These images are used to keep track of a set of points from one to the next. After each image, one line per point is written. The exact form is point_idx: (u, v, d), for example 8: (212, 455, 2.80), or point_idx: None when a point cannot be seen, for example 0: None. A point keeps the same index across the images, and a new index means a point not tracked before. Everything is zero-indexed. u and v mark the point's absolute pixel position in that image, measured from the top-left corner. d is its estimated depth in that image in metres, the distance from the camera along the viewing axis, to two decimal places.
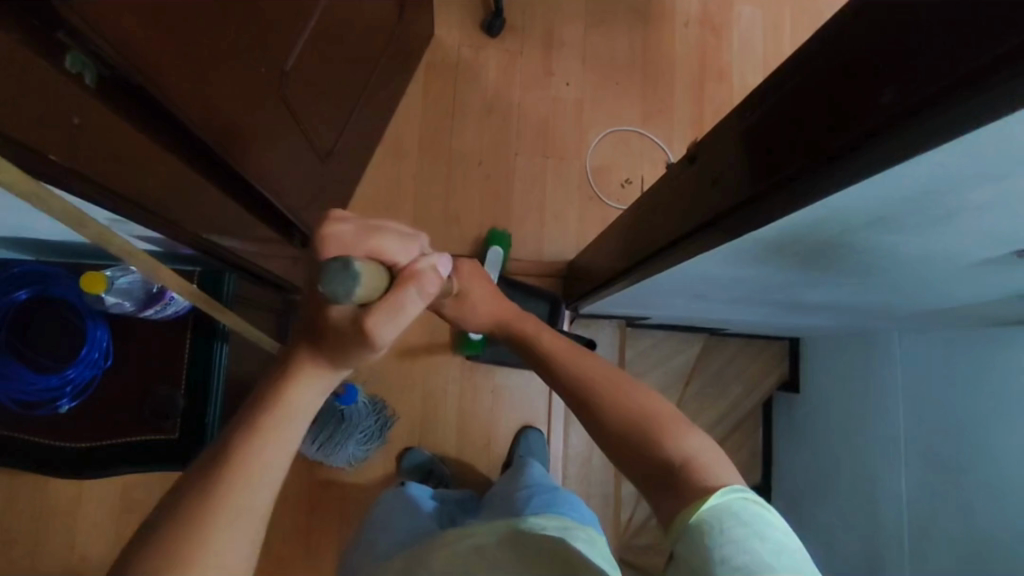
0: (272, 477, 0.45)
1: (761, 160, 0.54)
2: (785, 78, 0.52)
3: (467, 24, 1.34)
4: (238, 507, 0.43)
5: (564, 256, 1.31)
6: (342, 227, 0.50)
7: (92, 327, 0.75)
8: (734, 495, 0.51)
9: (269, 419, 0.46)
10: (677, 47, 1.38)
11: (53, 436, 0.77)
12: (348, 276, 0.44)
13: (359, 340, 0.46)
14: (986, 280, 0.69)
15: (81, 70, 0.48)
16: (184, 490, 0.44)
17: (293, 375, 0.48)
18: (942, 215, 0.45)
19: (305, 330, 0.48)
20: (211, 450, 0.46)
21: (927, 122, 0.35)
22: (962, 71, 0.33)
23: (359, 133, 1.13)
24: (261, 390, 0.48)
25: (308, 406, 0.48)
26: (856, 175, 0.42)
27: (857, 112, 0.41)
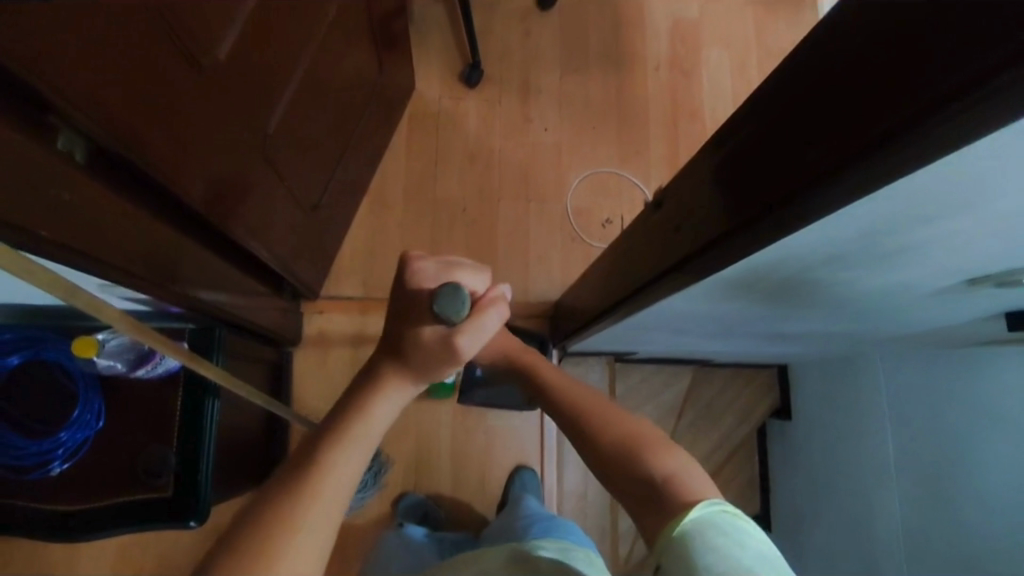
0: (350, 480, 0.47)
1: (718, 206, 0.55)
2: (737, 128, 0.54)
3: (446, 76, 1.39)
4: (325, 499, 0.44)
5: (550, 295, 1.33)
6: (425, 265, 0.59)
7: (86, 389, 0.77)
8: (714, 507, 0.52)
9: (353, 429, 0.49)
10: (649, 90, 1.43)
11: (40, 501, 0.75)
12: (457, 299, 0.54)
13: (449, 354, 0.55)
14: (954, 305, 0.71)
15: (72, 147, 0.51)
16: (273, 482, 0.46)
17: (380, 389, 0.52)
18: (890, 251, 0.48)
19: (390, 348, 0.54)
20: (300, 448, 0.49)
21: (842, 182, 0.37)
22: (867, 138, 0.34)
23: (345, 184, 1.16)
24: (342, 404, 0.52)
25: (384, 421, 0.51)
26: (794, 225, 0.44)
27: (791, 163, 0.43)
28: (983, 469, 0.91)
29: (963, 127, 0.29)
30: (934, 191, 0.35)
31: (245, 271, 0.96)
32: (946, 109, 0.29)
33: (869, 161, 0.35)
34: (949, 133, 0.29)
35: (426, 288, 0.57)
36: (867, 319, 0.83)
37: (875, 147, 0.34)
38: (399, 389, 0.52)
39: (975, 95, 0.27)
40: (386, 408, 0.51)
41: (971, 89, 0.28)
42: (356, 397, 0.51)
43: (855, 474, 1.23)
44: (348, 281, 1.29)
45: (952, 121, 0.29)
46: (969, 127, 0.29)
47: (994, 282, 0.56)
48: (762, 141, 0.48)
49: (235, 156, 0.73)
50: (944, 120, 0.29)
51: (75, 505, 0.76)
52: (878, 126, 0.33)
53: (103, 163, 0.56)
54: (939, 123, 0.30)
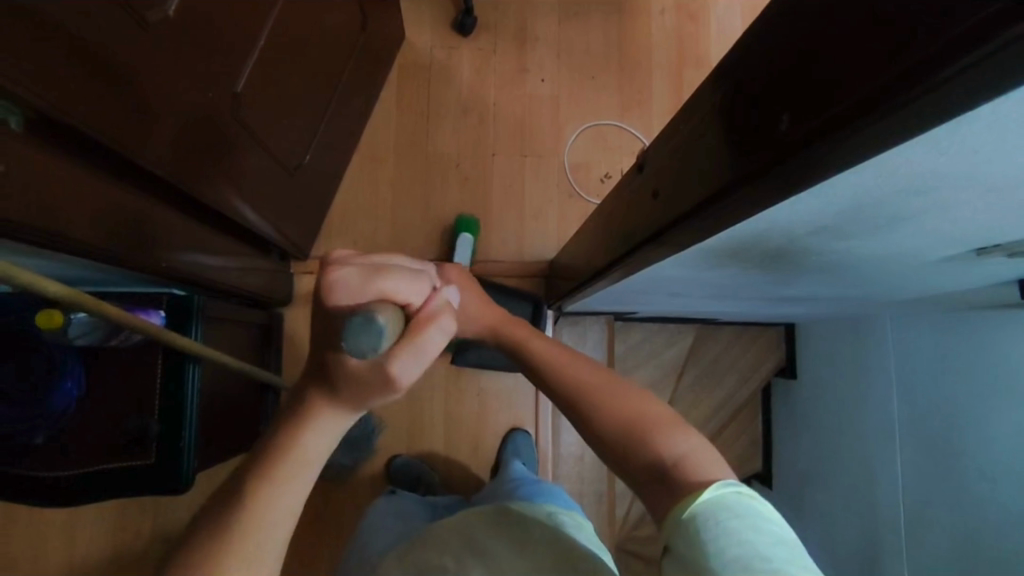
0: (282, 519, 0.49)
1: (693, 174, 0.51)
2: (713, 87, 0.47)
3: (438, 24, 1.32)
4: (254, 547, 0.48)
5: (546, 255, 1.29)
6: (344, 272, 0.47)
7: (66, 359, 0.74)
8: (729, 488, 0.49)
9: (280, 470, 0.49)
10: (653, 36, 1.35)
11: (29, 469, 0.74)
12: (372, 330, 0.42)
13: (378, 382, 0.45)
14: (963, 273, 0.66)
15: (7, 116, 0.49)
16: (210, 521, 0.49)
17: (307, 423, 0.49)
18: (884, 221, 0.44)
19: (318, 372, 0.48)
20: (236, 485, 0.50)
21: (827, 153, 0.33)
22: (843, 106, 0.31)
23: (331, 141, 1.12)
24: (278, 432, 0.50)
25: (319, 450, 0.50)
26: (767, 202, 0.41)
27: (770, 126, 0.38)
28: (984, 439, 0.88)
29: (951, 97, 0.25)
30: (923, 163, 0.31)
31: (225, 237, 0.94)
32: (929, 79, 0.25)
33: (848, 133, 0.31)
34: (935, 104, 0.25)
35: (349, 304, 0.45)
36: (869, 285, 0.79)
37: (858, 118, 0.30)
38: (324, 427, 0.49)
39: (954, 66, 0.24)
40: (317, 443, 0.50)
41: (956, 53, 0.23)
42: (286, 428, 0.50)
43: (857, 438, 1.21)
44: (340, 242, 1.26)
45: (934, 92, 0.25)
46: (957, 98, 0.24)
47: (1004, 251, 0.52)
48: (740, 103, 0.42)
49: (204, 118, 0.70)
50: (931, 91, 0.25)
51: (63, 472, 0.75)
52: (861, 93, 0.29)
53: (49, 128, 0.54)
54: (921, 97, 0.26)
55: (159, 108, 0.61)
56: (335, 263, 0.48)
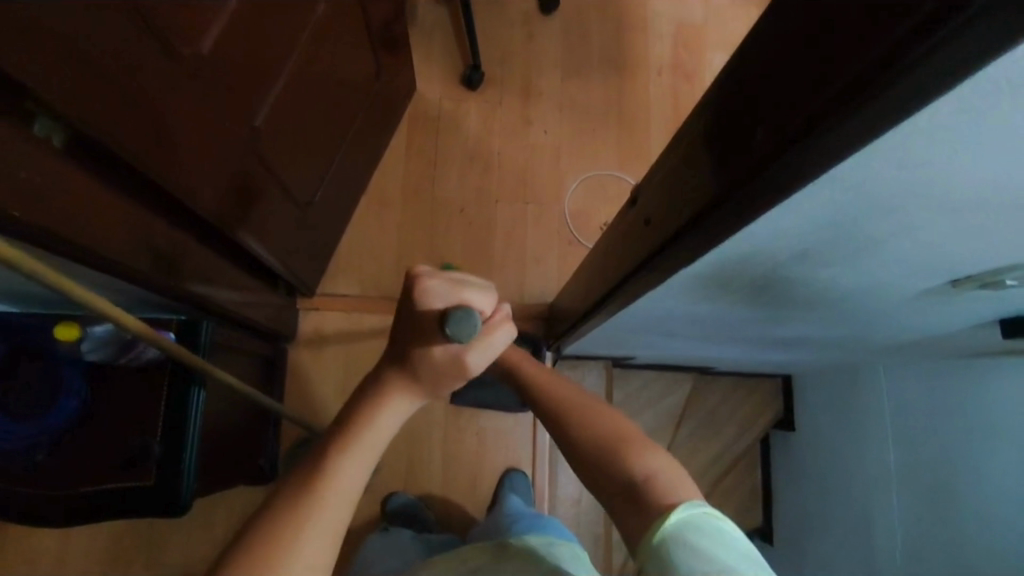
0: (351, 495, 0.49)
1: (682, 197, 0.54)
2: (700, 117, 0.52)
3: (448, 78, 1.40)
4: (332, 512, 0.47)
5: (545, 297, 1.33)
6: (432, 281, 0.53)
7: (71, 374, 0.79)
8: (695, 509, 0.50)
9: (352, 440, 0.50)
10: (651, 95, 1.44)
11: (24, 487, 0.74)
12: (470, 324, 0.49)
13: (455, 369, 0.53)
14: (947, 310, 0.69)
15: (50, 133, 0.52)
16: (280, 496, 0.48)
17: (381, 401, 0.52)
18: (860, 244, 0.47)
19: (395, 358, 0.53)
20: (307, 460, 0.50)
21: (803, 154, 0.35)
22: (807, 116, 0.34)
23: (341, 181, 1.17)
24: (349, 412, 0.53)
25: (388, 430, 0.53)
26: (748, 217, 0.44)
27: (753, 139, 0.41)
28: (981, 482, 0.88)
29: (898, 99, 0.28)
30: (894, 168, 0.33)
31: (239, 267, 0.98)
32: (889, 75, 0.28)
33: (823, 132, 0.33)
34: (892, 101, 0.28)
35: (436, 308, 0.51)
36: (858, 324, 0.81)
37: (832, 117, 0.32)
38: (393, 410, 0.53)
39: (895, 71, 0.27)
40: (387, 426, 0.52)
41: (910, 50, 0.27)
42: (358, 412, 0.52)
43: (857, 486, 1.20)
44: (346, 279, 1.30)
45: (883, 95, 0.29)
46: (910, 95, 0.27)
47: (977, 283, 0.55)
48: (723, 127, 0.47)
49: (225, 148, 0.74)
50: (890, 87, 0.28)
51: (58, 491, 0.74)
52: (832, 96, 0.32)
53: (85, 148, 0.57)
54: (869, 102, 0.29)
55: (186, 134, 0.66)
56: (418, 273, 0.54)
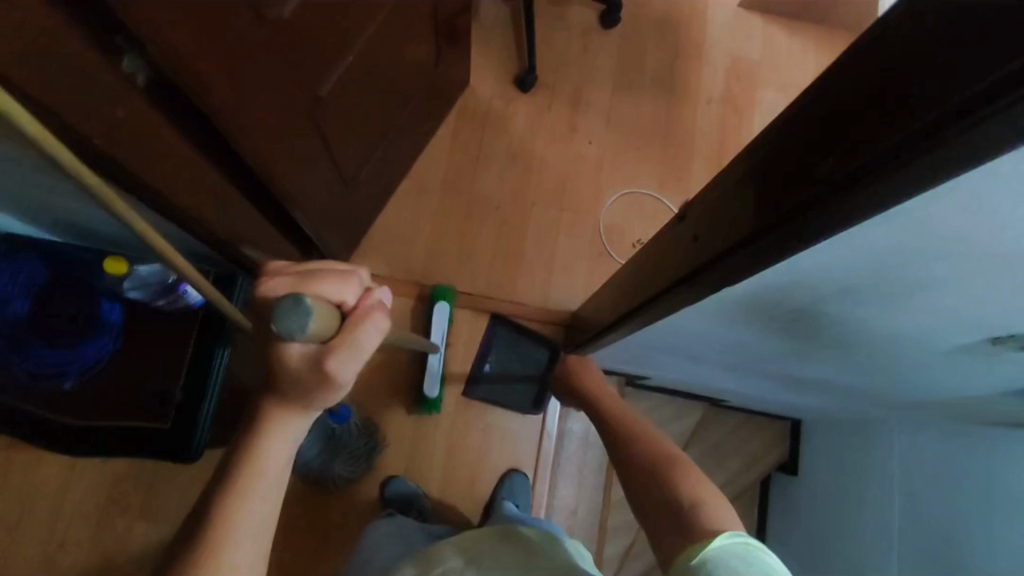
0: (257, 525, 0.54)
1: (733, 217, 0.55)
2: (764, 142, 0.53)
3: (502, 78, 1.42)
4: (230, 555, 0.52)
5: (569, 305, 1.33)
6: (277, 281, 0.53)
7: (109, 309, 0.85)
8: (736, 540, 0.51)
9: (243, 480, 0.54)
10: (699, 121, 1.45)
11: (52, 410, 0.85)
12: (297, 315, 0.46)
13: (324, 367, 0.51)
14: (976, 370, 0.68)
15: (136, 70, 0.53)
16: (186, 541, 0.54)
17: (266, 433, 0.55)
18: (908, 289, 0.47)
19: (267, 384, 0.55)
20: (206, 501, 0.55)
21: (872, 186, 0.37)
22: (882, 149, 0.36)
23: (386, 162, 1.19)
24: (238, 444, 0.56)
25: (282, 457, 0.56)
26: (796, 244, 0.45)
27: (820, 164, 0.42)
28: (982, 549, 0.86)
29: (985, 137, 0.29)
30: (963, 210, 0.34)
31: (278, 231, 0.99)
32: (981, 112, 0.29)
33: (900, 160, 0.34)
34: (973, 142, 0.30)
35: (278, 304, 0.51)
36: (883, 375, 0.80)
37: (912, 147, 0.33)
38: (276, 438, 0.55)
39: (987, 108, 0.29)
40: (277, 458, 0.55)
41: (1008, 89, 0.28)
42: (244, 445, 0.55)
43: (856, 540, 1.18)
44: (375, 259, 1.31)
45: (962, 133, 0.30)
46: (1000, 130, 0.28)
47: (1017, 343, 0.54)
48: (789, 153, 0.48)
49: (289, 114, 0.76)
50: (981, 123, 0.29)
51: (80, 420, 0.86)
52: (916, 124, 0.33)
53: (166, 89, 0.58)
54: (952, 139, 0.31)
55: (259, 91, 0.67)
56: (270, 272, 0.55)
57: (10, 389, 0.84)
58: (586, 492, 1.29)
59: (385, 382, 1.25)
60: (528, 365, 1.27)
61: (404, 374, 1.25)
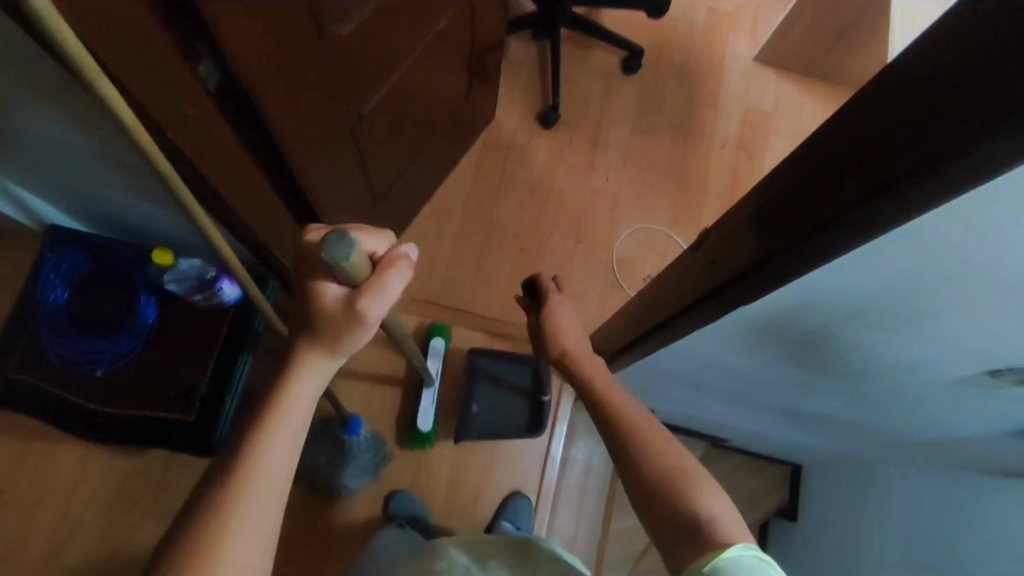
0: (282, 463, 0.56)
1: (742, 245, 0.60)
2: (770, 178, 0.58)
3: (526, 113, 1.48)
4: (256, 488, 0.55)
5: None
6: (314, 229, 0.58)
7: (146, 303, 0.93)
8: (748, 553, 0.54)
9: (270, 418, 0.56)
10: (712, 165, 1.50)
11: (82, 396, 0.92)
12: (341, 247, 0.49)
13: (356, 305, 0.55)
14: (977, 407, 0.71)
15: (209, 76, 0.59)
16: (212, 475, 0.56)
17: (294, 375, 0.57)
18: (910, 314, 0.51)
19: (300, 326, 0.57)
20: (233, 440, 0.57)
21: (871, 213, 0.41)
22: (878, 182, 0.40)
23: (412, 184, 1.24)
24: (267, 386, 0.58)
25: (308, 400, 0.58)
26: (803, 266, 0.49)
27: (839, 183, 0.44)
28: None
29: (976, 167, 0.33)
30: (986, 217, 0.37)
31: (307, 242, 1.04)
32: (970, 147, 0.33)
33: (925, 176, 0.36)
34: (965, 172, 0.34)
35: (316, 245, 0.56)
36: (886, 410, 0.83)
37: (929, 167, 0.36)
38: (285, 416, 0.57)
39: (976, 144, 0.33)
40: (283, 438, 0.56)
41: (992, 127, 0.32)
42: (271, 386, 0.57)
43: None
44: None
45: (955, 165, 0.34)
46: (989, 162, 0.33)
47: (1017, 376, 0.57)
48: (791, 186, 0.52)
49: (334, 130, 0.82)
50: (971, 156, 0.33)
51: (108, 407, 0.92)
52: (938, 142, 0.35)
53: (230, 96, 0.64)
54: (946, 171, 0.35)
55: (312, 105, 0.73)
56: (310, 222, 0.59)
57: (46, 374, 0.92)
58: (586, 521, 1.29)
59: (396, 398, 1.27)
60: (512, 402, 1.25)
61: (414, 391, 1.27)
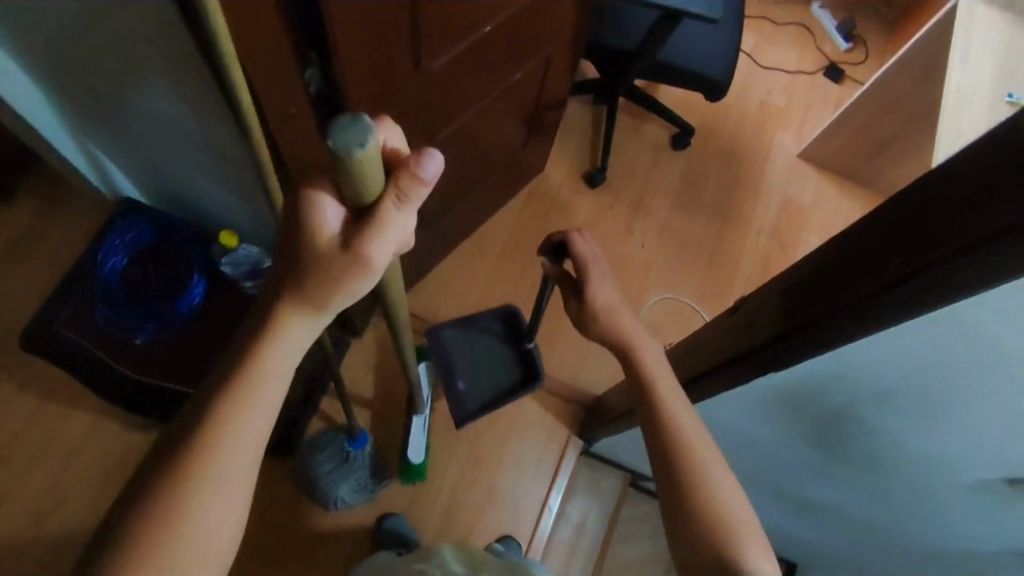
0: (254, 430, 0.52)
1: (765, 318, 0.63)
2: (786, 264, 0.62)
3: (574, 171, 1.55)
4: (225, 458, 0.50)
5: (595, 389, 1.37)
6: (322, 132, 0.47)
7: (195, 281, 1.00)
8: None
9: (242, 381, 0.51)
10: (746, 248, 1.54)
11: (119, 359, 0.98)
12: (352, 134, 0.38)
13: (357, 243, 0.46)
14: (993, 524, 0.67)
15: (313, 83, 0.65)
16: (175, 438, 0.51)
17: (273, 331, 0.51)
18: (934, 401, 0.53)
19: (286, 273, 0.50)
20: (200, 401, 0.52)
21: (912, 291, 0.45)
22: (915, 265, 0.44)
23: (459, 218, 1.29)
24: (242, 340, 0.52)
25: (289, 358, 0.52)
26: (835, 339, 0.53)
27: (871, 265, 0.48)
28: None
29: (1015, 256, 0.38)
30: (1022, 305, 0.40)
31: None
32: (1008, 238, 0.38)
33: (966, 263, 0.40)
34: (1003, 260, 0.38)
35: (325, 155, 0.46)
36: (896, 507, 0.80)
37: (967, 255, 0.40)
38: (256, 387, 0.51)
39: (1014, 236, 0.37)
40: (258, 412, 0.52)
41: None
42: (246, 343, 0.51)
43: None
44: (423, 304, 1.38)
45: (995, 254, 0.39)
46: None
47: None
48: (810, 269, 0.56)
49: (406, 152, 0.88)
50: (1011, 247, 0.37)
51: (140, 373, 0.98)
52: (974, 233, 0.40)
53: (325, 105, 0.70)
54: (986, 259, 0.39)
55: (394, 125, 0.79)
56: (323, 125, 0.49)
57: (92, 333, 0.98)
58: None
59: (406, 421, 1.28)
60: (500, 359, 1.26)
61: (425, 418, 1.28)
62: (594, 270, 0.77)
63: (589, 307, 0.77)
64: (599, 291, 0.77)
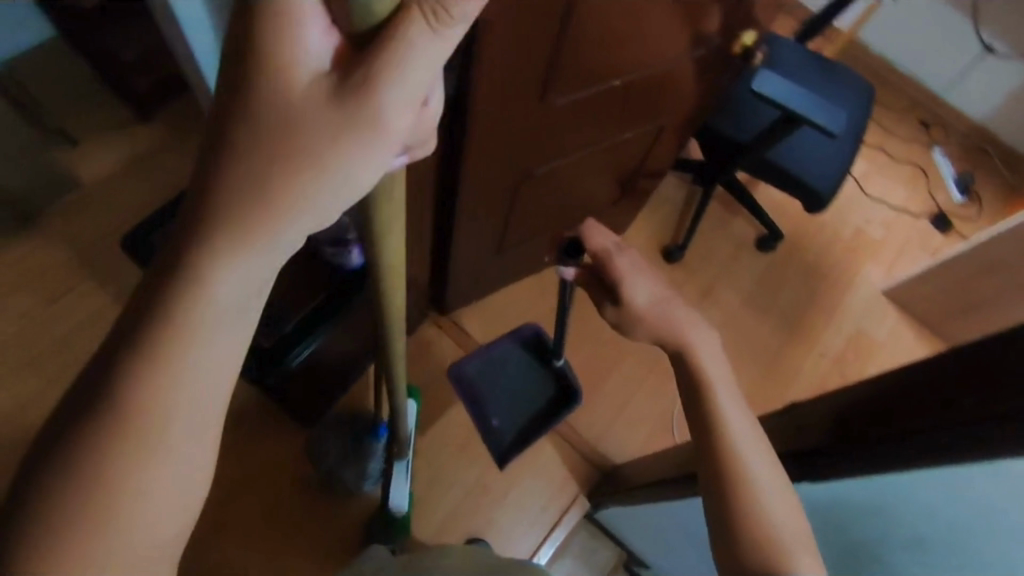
0: (197, 393, 0.38)
1: (812, 433, 0.61)
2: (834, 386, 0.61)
3: (654, 242, 1.56)
4: (160, 432, 0.37)
5: (615, 457, 1.34)
6: None
7: None
8: None
9: (178, 323, 0.36)
10: (806, 366, 1.50)
11: None
12: None
13: (365, 103, 0.32)
14: None
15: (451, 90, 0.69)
16: (81, 407, 0.37)
17: (225, 254, 0.35)
18: (993, 544, 0.51)
19: (244, 163, 0.33)
20: (111, 357, 0.37)
21: (996, 437, 0.43)
22: (999, 412, 0.43)
23: (532, 253, 1.32)
24: (170, 261, 0.36)
25: (250, 285, 0.37)
26: (899, 466, 0.51)
27: (946, 400, 0.47)
28: None
29: None
30: None
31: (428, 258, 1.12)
32: None
33: None
34: None
35: None
36: None
37: None
38: (202, 322, 0.37)
39: None
40: (209, 353, 0.38)
41: None
42: (178, 269, 0.35)
43: None
44: (473, 325, 1.40)
45: None
46: None
47: None
48: (864, 395, 0.55)
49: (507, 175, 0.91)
50: None
51: None
52: (1003, 404, 0.42)
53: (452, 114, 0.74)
54: None
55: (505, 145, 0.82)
56: None
57: None
58: None
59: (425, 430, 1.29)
60: (526, 384, 1.31)
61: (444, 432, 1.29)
62: (618, 257, 0.81)
63: (629, 303, 0.78)
64: (634, 287, 0.79)
